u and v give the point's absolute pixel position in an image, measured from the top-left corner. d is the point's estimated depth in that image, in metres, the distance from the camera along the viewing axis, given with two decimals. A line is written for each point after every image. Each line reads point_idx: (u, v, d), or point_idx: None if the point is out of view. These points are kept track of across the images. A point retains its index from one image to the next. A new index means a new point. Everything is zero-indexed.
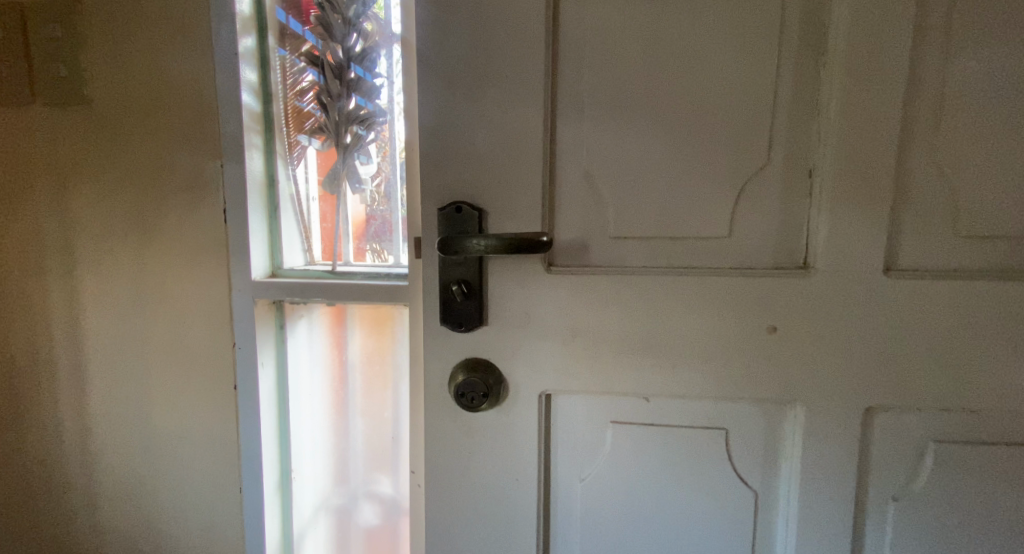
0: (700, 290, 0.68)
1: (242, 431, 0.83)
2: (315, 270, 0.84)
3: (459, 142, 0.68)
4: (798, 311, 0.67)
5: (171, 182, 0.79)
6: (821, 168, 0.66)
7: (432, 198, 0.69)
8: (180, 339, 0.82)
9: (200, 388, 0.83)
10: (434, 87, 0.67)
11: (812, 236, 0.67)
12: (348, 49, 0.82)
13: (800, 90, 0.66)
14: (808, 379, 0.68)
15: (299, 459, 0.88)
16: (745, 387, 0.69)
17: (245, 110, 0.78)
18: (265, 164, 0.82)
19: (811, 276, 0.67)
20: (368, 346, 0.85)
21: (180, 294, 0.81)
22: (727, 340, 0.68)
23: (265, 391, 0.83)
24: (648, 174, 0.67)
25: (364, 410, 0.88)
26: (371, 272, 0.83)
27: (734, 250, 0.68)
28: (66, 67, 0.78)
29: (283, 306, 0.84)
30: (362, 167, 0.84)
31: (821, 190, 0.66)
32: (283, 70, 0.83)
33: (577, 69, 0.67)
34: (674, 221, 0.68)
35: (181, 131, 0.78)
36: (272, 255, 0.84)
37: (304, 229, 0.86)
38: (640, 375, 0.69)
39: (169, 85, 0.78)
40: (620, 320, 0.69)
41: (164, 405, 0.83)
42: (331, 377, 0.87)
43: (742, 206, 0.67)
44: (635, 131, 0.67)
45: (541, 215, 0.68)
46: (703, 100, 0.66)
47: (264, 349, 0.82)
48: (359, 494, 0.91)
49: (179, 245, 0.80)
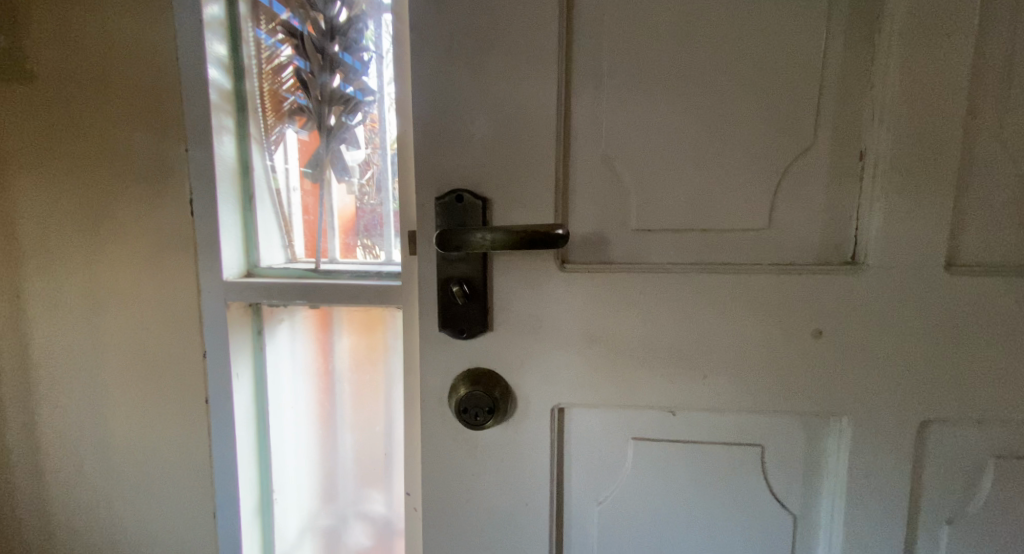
0: (735, 291, 0.59)
1: (216, 449, 0.74)
2: (296, 269, 0.75)
3: (459, 119, 0.59)
4: (848, 312, 0.59)
5: (130, 169, 0.70)
6: (874, 149, 0.58)
7: (428, 186, 0.60)
8: (144, 346, 0.73)
9: (167, 400, 0.74)
10: (429, 58, 0.58)
11: (862, 228, 0.59)
12: (331, 19, 0.73)
13: (850, 61, 0.57)
14: (856, 389, 0.60)
15: (281, 477, 0.80)
16: (785, 398, 0.61)
17: (212, 88, 0.68)
18: (237, 150, 0.73)
19: (861, 272, 0.58)
20: (357, 352, 0.77)
21: (142, 295, 0.72)
22: (765, 346, 0.60)
23: (241, 404, 0.74)
24: (676, 158, 0.59)
25: (353, 422, 0.79)
26: (359, 271, 0.74)
27: (773, 244, 0.60)
28: (13, 39, 0.69)
29: (261, 309, 0.75)
30: (348, 153, 0.75)
31: (873, 174, 0.58)
32: (258, 43, 0.73)
33: (596, 37, 0.58)
34: (706, 211, 0.59)
35: (141, 110, 0.69)
36: (248, 252, 0.75)
37: (284, 222, 0.77)
38: (666, 387, 0.61)
39: (127, 59, 0.68)
40: (644, 324, 0.60)
41: (127, 420, 0.74)
42: (317, 386, 0.78)
43: (783, 194, 0.59)
44: (661, 108, 0.58)
45: (554, 205, 0.59)
46: (739, 73, 0.57)
47: (239, 358, 0.73)
48: (348, 514, 0.82)
49: (141, 240, 0.71)
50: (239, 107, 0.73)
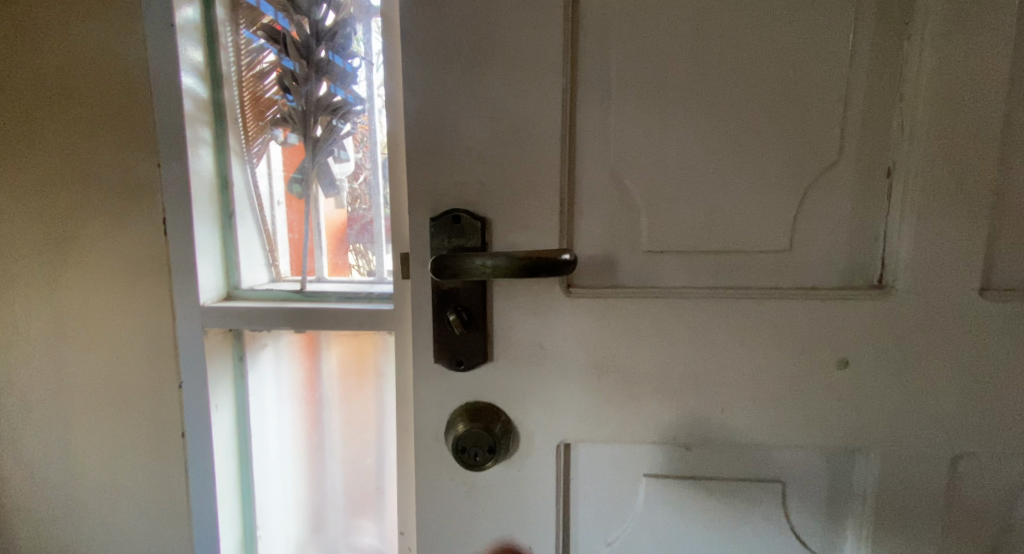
0: (754, 318, 0.55)
1: (194, 484, 0.69)
2: (280, 290, 0.70)
3: (455, 133, 0.54)
4: (874, 341, 0.55)
5: (99, 186, 0.65)
6: (903, 165, 0.54)
7: (422, 206, 0.55)
8: (114, 378, 0.67)
9: (141, 433, 0.69)
10: (423, 67, 0.53)
11: (889, 249, 0.55)
12: (316, 22, 0.68)
13: (878, 69, 0.53)
14: (883, 423, 0.56)
15: (266, 512, 0.74)
16: (807, 432, 0.56)
17: (186, 98, 0.63)
18: (216, 163, 0.68)
19: (889, 298, 0.54)
20: (347, 379, 0.72)
21: (112, 320, 0.66)
22: (786, 377, 0.56)
23: (221, 438, 0.69)
24: (689, 175, 0.54)
25: (343, 452, 0.74)
26: (349, 291, 0.70)
27: (794, 267, 0.55)
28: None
29: (243, 334, 0.70)
30: (336, 165, 0.70)
31: (902, 191, 0.54)
32: (237, 49, 0.68)
33: (604, 43, 0.54)
34: (722, 232, 0.55)
35: (109, 122, 0.64)
36: (227, 273, 0.70)
37: (267, 239, 0.73)
38: (680, 421, 0.57)
39: (95, 66, 0.63)
40: (655, 354, 0.56)
41: (98, 454, 0.69)
42: (304, 415, 0.73)
43: (805, 213, 0.55)
44: (675, 121, 0.54)
45: (559, 226, 0.55)
46: (758, 83, 0.53)
47: (219, 388, 0.68)
48: (338, 548, 0.77)
49: (111, 261, 0.66)
50: (217, 117, 0.68)
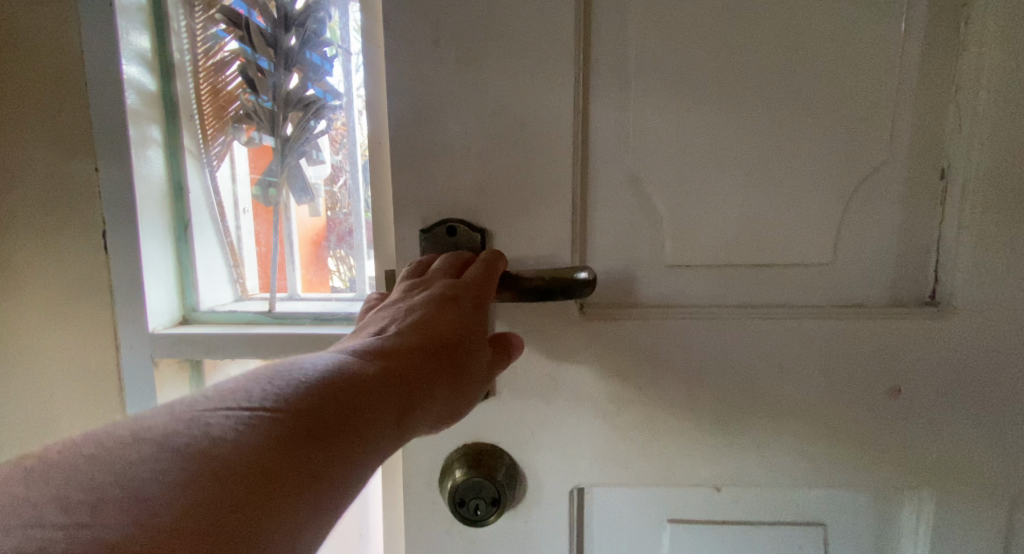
0: (794, 340, 0.48)
1: None
2: (245, 312, 0.62)
3: (447, 129, 0.46)
4: (929, 365, 0.48)
5: (31, 196, 0.57)
6: (961, 165, 0.47)
7: (408, 216, 0.48)
8: (53, 436, 0.62)
9: None
10: (409, 52, 0.45)
11: (946, 260, 0.48)
12: (285, 6, 0.59)
13: (934, 55, 0.46)
14: (940, 457, 0.49)
15: None
16: (852, 470, 0.50)
17: (128, 91, 0.55)
18: (168, 167, 0.59)
19: (943, 316, 0.48)
20: None
21: (47, 346, 0.60)
22: (831, 407, 0.49)
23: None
24: (721, 178, 0.47)
25: None
26: (323, 313, 0.61)
27: (837, 281, 0.49)
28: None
29: (202, 363, 0.64)
30: (310, 168, 0.63)
31: (960, 194, 0.47)
32: (192, 35, 0.60)
33: (621, 23, 0.46)
34: (757, 243, 0.48)
35: (42, 122, 0.56)
36: (182, 293, 0.62)
37: (232, 253, 0.65)
38: (711, 459, 0.50)
39: (26, 57, 0.55)
40: (681, 382, 0.49)
41: None
42: None
43: (851, 220, 0.48)
44: (704, 115, 0.47)
45: (570, 237, 0.48)
46: (800, 71, 0.46)
47: None
48: None
49: (46, 282, 0.58)
50: (168, 112, 0.59)
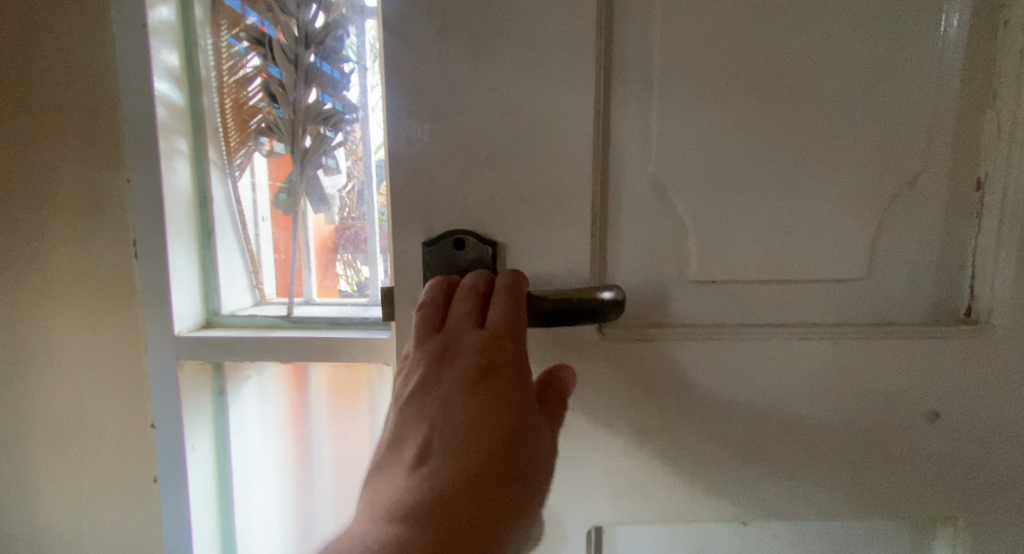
0: (825, 359, 0.46)
1: (166, 525, 0.63)
2: (265, 316, 0.63)
3: (465, 140, 0.45)
4: (969, 387, 0.46)
5: (62, 204, 0.59)
6: (999, 176, 0.46)
7: (422, 229, 0.46)
8: (79, 434, 0.63)
9: (104, 467, 0.63)
10: (425, 64, 0.44)
11: (984, 276, 0.47)
12: (306, 24, 0.60)
13: (974, 62, 0.45)
14: (979, 487, 0.47)
15: None
16: (889, 502, 0.48)
17: (158, 108, 0.56)
18: (194, 177, 0.61)
19: (983, 334, 0.46)
20: (336, 413, 0.67)
21: (75, 347, 0.61)
22: (867, 434, 0.47)
23: (199, 476, 0.64)
24: (749, 194, 0.46)
25: (335, 496, 0.68)
26: (339, 318, 0.63)
27: (870, 297, 0.47)
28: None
29: (223, 365, 0.65)
30: (327, 178, 0.64)
31: (999, 206, 0.46)
32: (217, 53, 0.61)
33: (644, 36, 0.45)
34: (787, 259, 0.46)
35: (75, 133, 0.58)
36: (205, 298, 0.63)
37: (252, 259, 0.66)
38: (739, 489, 0.48)
39: (60, 69, 0.57)
40: (707, 408, 0.47)
41: (55, 487, 0.64)
42: (290, 453, 0.68)
43: (887, 232, 0.46)
44: (731, 129, 0.45)
45: (590, 251, 0.46)
46: (833, 83, 0.45)
47: (196, 426, 0.63)
48: None
49: (75, 284, 0.60)
50: (194, 126, 0.60)
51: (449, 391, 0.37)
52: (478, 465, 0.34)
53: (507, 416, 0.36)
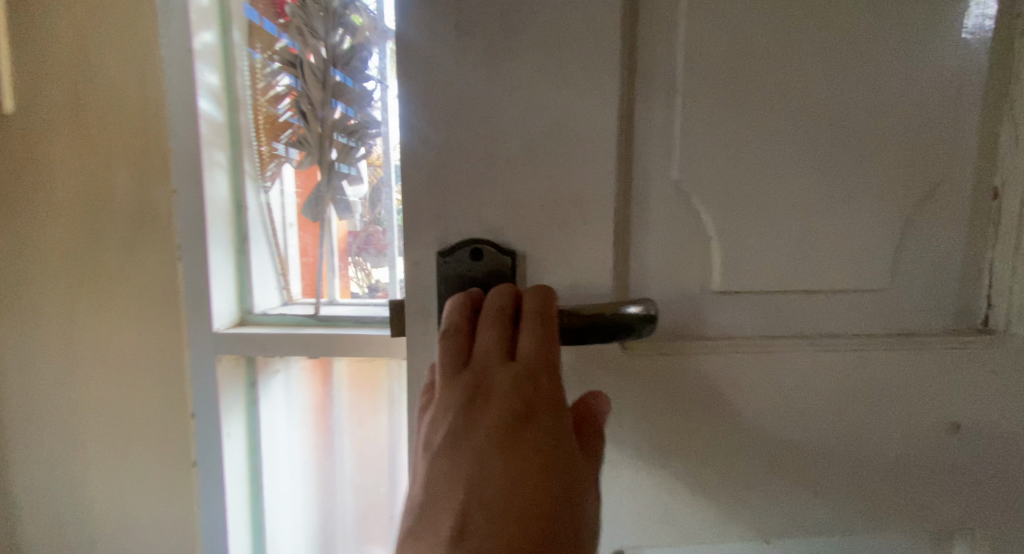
0: (848, 370, 0.48)
1: (204, 509, 0.68)
2: (293, 314, 0.68)
3: (489, 141, 0.45)
4: (988, 390, 0.49)
5: (112, 214, 0.64)
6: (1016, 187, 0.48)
7: (446, 231, 0.46)
8: (124, 428, 0.68)
9: (147, 459, 0.68)
10: (451, 86, 0.44)
11: (1000, 284, 0.49)
12: (333, 47, 0.64)
13: (994, 77, 0.47)
14: (997, 487, 0.50)
15: (275, 542, 0.73)
16: (908, 505, 0.50)
17: (202, 124, 0.61)
18: (231, 188, 0.66)
19: (997, 339, 0.49)
20: (357, 405, 0.71)
21: (121, 346, 0.66)
22: (886, 440, 0.49)
23: (233, 463, 0.68)
24: (773, 210, 0.47)
25: (355, 483, 0.73)
26: (361, 315, 0.67)
27: (893, 307, 0.49)
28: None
29: (255, 361, 0.69)
30: (350, 188, 0.68)
31: (1014, 214, 0.48)
32: (253, 73, 0.66)
33: (668, 57, 0.46)
34: (812, 272, 0.48)
35: (126, 146, 0.63)
36: (240, 297, 0.68)
37: (281, 263, 0.71)
38: (763, 499, 0.49)
39: (116, 91, 0.62)
40: (733, 419, 0.48)
41: (99, 477, 0.69)
42: (313, 444, 0.72)
43: (909, 243, 0.48)
44: (757, 146, 0.46)
45: (613, 252, 0.47)
46: (858, 100, 0.46)
47: (230, 416, 0.67)
48: None
49: (123, 287, 0.65)
50: (232, 140, 0.66)
51: (486, 439, 0.35)
52: (525, 520, 0.33)
53: (553, 457, 0.35)
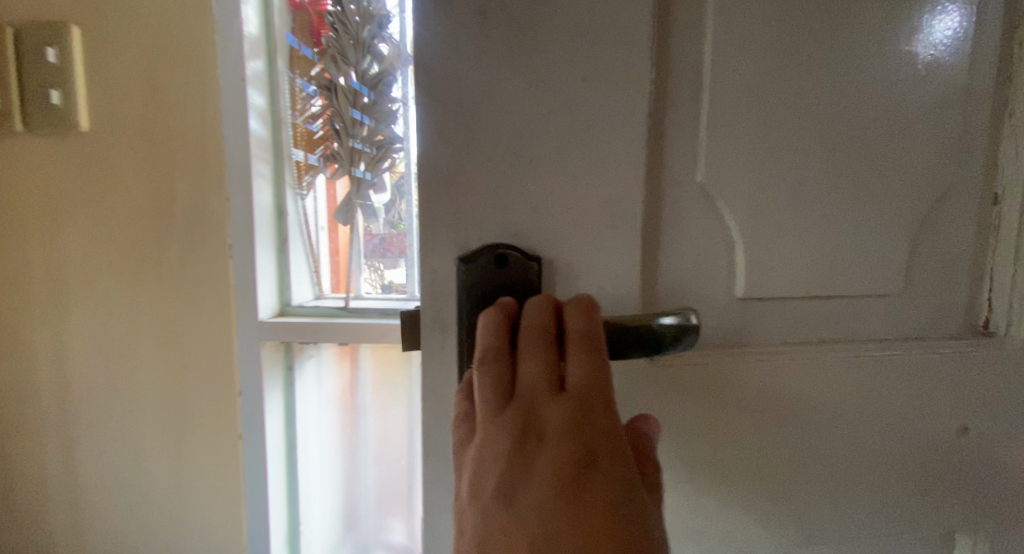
0: (866, 371, 0.53)
1: (248, 479, 0.75)
2: (327, 307, 0.75)
3: (532, 139, 0.46)
4: (989, 382, 0.55)
5: (166, 218, 0.75)
6: (1011, 197, 0.54)
7: (479, 230, 0.47)
8: (169, 404, 0.78)
9: (190, 429, 0.78)
10: (490, 105, 0.46)
11: (996, 287, 0.56)
12: (363, 72, 0.70)
13: (990, 102, 0.53)
14: (995, 462, 0.56)
15: (307, 512, 0.81)
16: (919, 484, 0.55)
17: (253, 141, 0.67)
18: (273, 196, 0.72)
19: (994, 338, 0.55)
20: (380, 385, 0.80)
21: (170, 331, 0.77)
22: (900, 429, 0.54)
23: (274, 436, 0.75)
24: (797, 222, 0.50)
25: (377, 456, 0.82)
26: (387, 308, 0.75)
27: (904, 311, 0.54)
28: (55, 93, 0.71)
29: (292, 346, 0.77)
30: (375, 196, 0.74)
31: (1010, 223, 0.55)
32: (293, 95, 0.72)
33: (696, 80, 0.49)
34: (832, 279, 0.52)
35: (183, 157, 0.74)
36: (280, 292, 0.74)
37: (313, 260, 0.77)
38: (789, 487, 0.53)
39: (171, 111, 0.73)
40: (762, 414, 0.52)
41: (147, 447, 0.79)
42: (341, 421, 0.81)
43: (921, 252, 0.53)
44: (781, 162, 0.49)
45: (642, 251, 0.49)
46: (875, 122, 0.50)
47: (272, 392, 0.75)
48: (370, 543, 0.84)
49: (175, 280, 0.76)
50: (275, 155, 0.72)
51: (544, 484, 0.35)
52: None
53: (615, 491, 0.35)
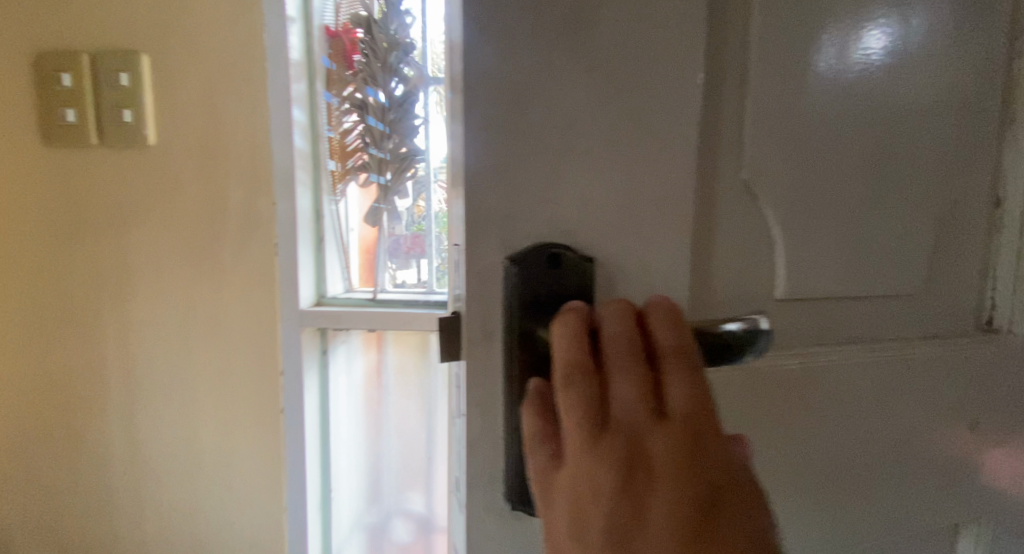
0: (890, 371, 0.56)
1: (288, 450, 0.88)
2: (356, 296, 0.89)
3: (588, 140, 0.45)
4: (994, 374, 0.60)
5: (223, 220, 0.97)
6: (1012, 201, 0.59)
7: (530, 230, 0.45)
8: (227, 363, 1.01)
9: (246, 384, 1.01)
10: (543, 105, 0.44)
11: (998, 286, 0.60)
12: (390, 93, 0.85)
13: (997, 113, 0.57)
14: (996, 444, 0.61)
15: (338, 478, 0.96)
16: (932, 466, 0.59)
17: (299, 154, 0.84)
18: (314, 201, 0.89)
19: (998, 336, 0.60)
20: (402, 366, 0.95)
21: (226, 307, 0.99)
22: (917, 419, 0.58)
23: (310, 411, 0.90)
24: (828, 226, 0.53)
25: (398, 431, 0.96)
26: (409, 298, 0.90)
27: (920, 311, 0.58)
28: (128, 113, 0.93)
29: (328, 331, 0.92)
30: (400, 202, 0.90)
31: (1011, 227, 0.59)
32: (329, 112, 0.88)
33: (740, 85, 0.49)
34: (858, 281, 0.55)
35: (240, 169, 0.96)
36: (318, 281, 0.90)
37: (345, 256, 0.93)
38: (819, 478, 0.55)
39: (228, 139, 0.95)
40: (796, 411, 0.54)
41: (209, 396, 1.02)
42: (367, 398, 0.96)
43: (937, 256, 0.57)
44: (816, 167, 0.51)
45: (691, 255, 0.49)
46: (898, 132, 0.53)
47: (310, 371, 0.89)
48: (391, 510, 0.99)
49: (236, 269, 0.98)
50: (316, 165, 0.89)
51: (660, 518, 0.33)
52: None
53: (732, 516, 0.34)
